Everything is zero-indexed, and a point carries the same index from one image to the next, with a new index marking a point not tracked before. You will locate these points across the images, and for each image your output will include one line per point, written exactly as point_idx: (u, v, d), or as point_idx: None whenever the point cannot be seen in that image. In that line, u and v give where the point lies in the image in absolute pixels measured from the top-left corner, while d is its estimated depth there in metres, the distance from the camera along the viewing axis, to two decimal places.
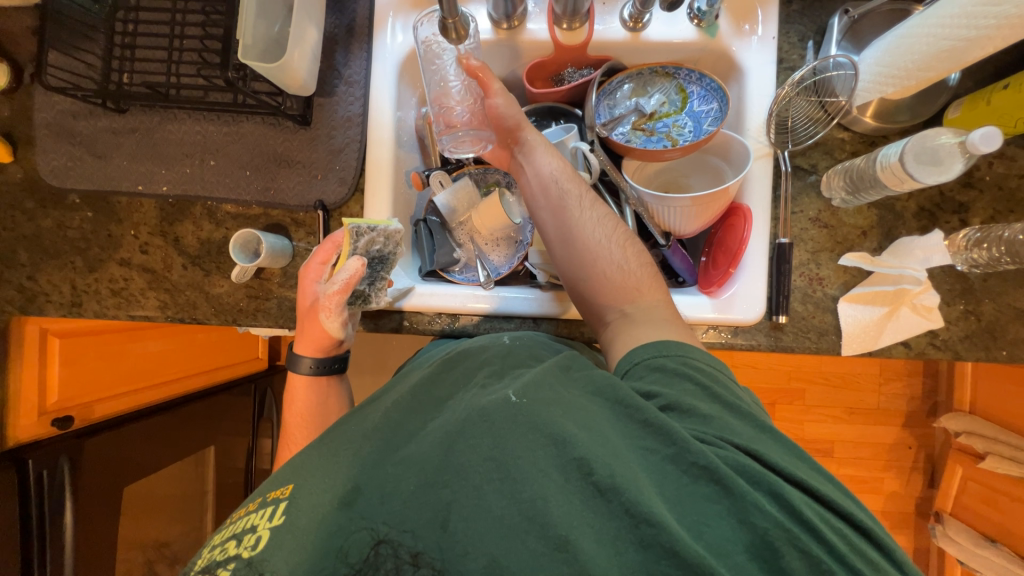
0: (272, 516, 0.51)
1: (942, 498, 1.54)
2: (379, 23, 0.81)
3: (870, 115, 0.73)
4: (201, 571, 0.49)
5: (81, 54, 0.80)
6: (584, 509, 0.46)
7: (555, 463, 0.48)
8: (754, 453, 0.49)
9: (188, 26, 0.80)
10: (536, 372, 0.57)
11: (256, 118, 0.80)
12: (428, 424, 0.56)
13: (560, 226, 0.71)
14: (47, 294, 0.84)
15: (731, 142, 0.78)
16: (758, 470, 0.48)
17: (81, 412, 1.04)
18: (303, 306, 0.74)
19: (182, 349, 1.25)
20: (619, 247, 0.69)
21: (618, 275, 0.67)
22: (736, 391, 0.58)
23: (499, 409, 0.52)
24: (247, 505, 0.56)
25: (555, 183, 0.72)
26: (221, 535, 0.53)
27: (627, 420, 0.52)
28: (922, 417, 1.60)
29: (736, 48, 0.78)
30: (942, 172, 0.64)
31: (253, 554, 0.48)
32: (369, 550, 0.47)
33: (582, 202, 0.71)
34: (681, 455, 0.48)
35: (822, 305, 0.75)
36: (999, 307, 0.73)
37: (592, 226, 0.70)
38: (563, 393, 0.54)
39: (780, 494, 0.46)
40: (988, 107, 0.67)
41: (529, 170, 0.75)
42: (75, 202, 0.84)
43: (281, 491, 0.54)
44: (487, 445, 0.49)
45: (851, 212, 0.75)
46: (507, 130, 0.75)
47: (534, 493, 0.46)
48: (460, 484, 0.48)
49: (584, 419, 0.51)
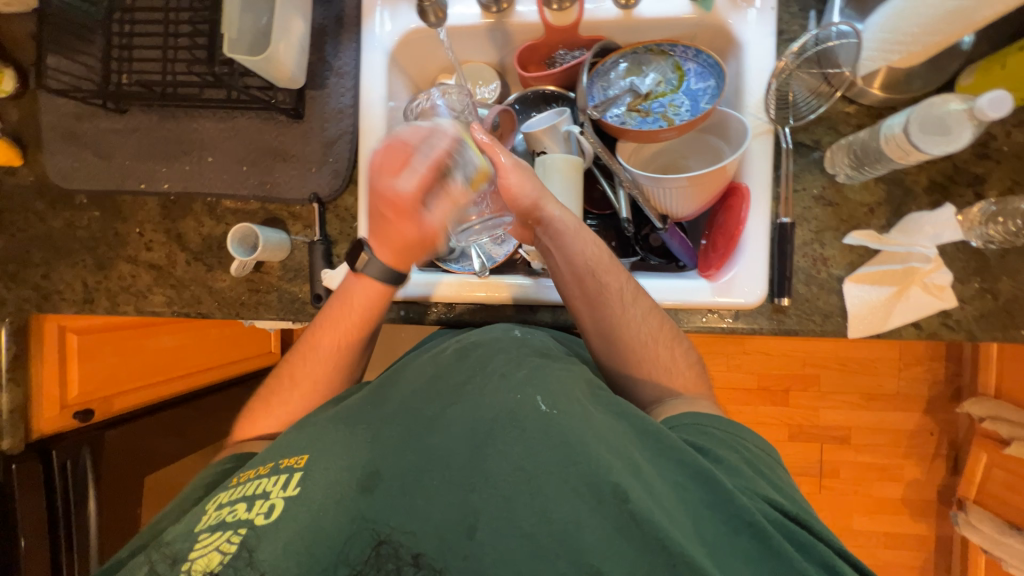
0: (285, 485, 0.52)
1: (965, 485, 1.49)
2: (367, 12, 0.81)
3: (876, 87, 0.70)
4: (210, 528, 0.50)
5: (81, 57, 0.82)
6: (619, 539, 0.45)
7: (591, 489, 0.47)
8: (799, 519, 0.51)
9: (180, 24, 0.81)
10: (573, 389, 0.56)
11: (250, 113, 0.81)
12: (449, 412, 0.55)
13: (598, 317, 0.69)
14: (61, 292, 0.87)
15: (728, 119, 0.76)
16: (806, 536, 0.48)
17: (100, 406, 1.08)
18: (385, 213, 0.64)
19: (195, 343, 1.28)
20: (662, 341, 0.68)
21: (661, 372, 0.68)
22: (773, 463, 0.59)
23: (537, 425, 0.51)
24: (257, 468, 0.57)
25: (594, 276, 0.69)
26: (229, 495, 0.54)
27: (661, 456, 0.52)
28: (945, 402, 1.54)
29: (731, 21, 0.75)
30: (950, 142, 0.61)
31: (266, 522, 0.49)
32: (370, 551, 0.47)
33: (623, 296, 0.69)
34: (726, 504, 0.48)
35: (826, 286, 0.72)
36: (1018, 284, 0.69)
37: (631, 316, 0.68)
38: (593, 413, 0.54)
39: (831, 564, 0.47)
40: (1003, 71, 0.63)
41: (564, 258, 0.69)
42: (82, 202, 0.86)
43: (294, 460, 0.55)
44: (517, 454, 0.49)
45: (857, 188, 0.72)
46: (524, 211, 0.68)
47: (565, 516, 0.46)
48: (488, 491, 0.48)
49: (619, 447, 0.51)
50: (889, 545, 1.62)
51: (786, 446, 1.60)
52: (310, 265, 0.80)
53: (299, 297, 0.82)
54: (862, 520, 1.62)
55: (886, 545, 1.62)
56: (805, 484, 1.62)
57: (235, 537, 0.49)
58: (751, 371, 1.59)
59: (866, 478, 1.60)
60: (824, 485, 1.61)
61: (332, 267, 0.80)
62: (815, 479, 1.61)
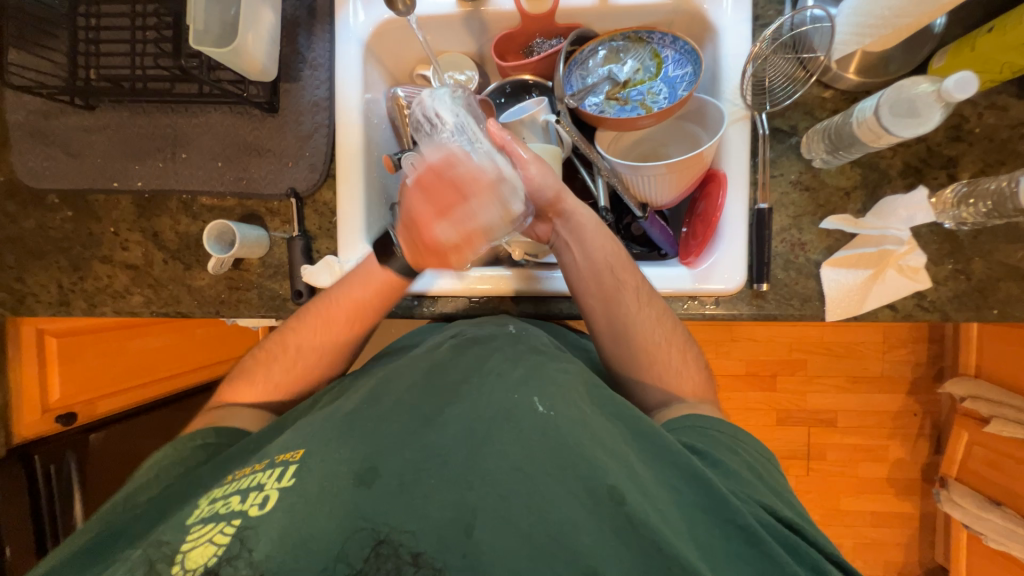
0: (280, 477, 0.50)
1: (947, 463, 1.52)
2: (340, 2, 0.79)
3: (853, 71, 0.70)
4: (202, 520, 0.48)
5: (45, 52, 0.80)
6: (615, 540, 0.45)
7: (586, 490, 0.47)
8: (795, 527, 0.50)
9: (147, 17, 0.79)
10: (570, 391, 0.56)
11: (223, 108, 0.80)
12: (447, 412, 0.54)
13: (612, 318, 0.68)
14: (36, 294, 0.85)
15: (706, 106, 0.76)
16: (799, 542, 0.48)
17: (83, 409, 1.08)
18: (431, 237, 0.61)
19: (180, 344, 1.26)
20: (675, 346, 0.68)
21: (672, 375, 0.67)
22: (772, 468, 0.59)
23: (535, 428, 0.50)
24: (254, 463, 0.55)
25: (612, 274, 0.68)
26: (223, 490, 0.52)
27: (660, 459, 0.52)
28: (928, 383, 1.58)
29: (707, 6, 0.74)
30: (919, 124, 0.60)
31: (260, 513, 0.47)
32: (369, 550, 0.45)
33: (639, 296, 0.68)
34: (720, 509, 0.48)
35: (805, 271, 0.73)
36: (990, 265, 0.70)
37: (646, 321, 0.67)
38: (590, 414, 0.54)
39: (820, 569, 0.47)
40: (972, 53, 0.63)
41: (583, 253, 0.70)
42: (54, 202, 0.84)
43: (290, 454, 0.53)
44: (515, 454, 0.49)
45: (833, 172, 0.73)
46: (547, 203, 0.69)
47: (562, 517, 0.45)
48: (485, 490, 0.47)
49: (615, 449, 0.51)
50: (875, 523, 1.66)
51: (774, 431, 1.63)
52: (290, 262, 0.80)
53: (279, 294, 0.81)
54: (849, 500, 1.65)
55: (872, 523, 1.66)
56: (793, 467, 1.64)
57: (229, 529, 0.47)
58: (739, 358, 1.61)
59: (852, 460, 1.63)
60: (812, 467, 1.64)
61: (312, 263, 0.80)
62: (803, 462, 1.64)
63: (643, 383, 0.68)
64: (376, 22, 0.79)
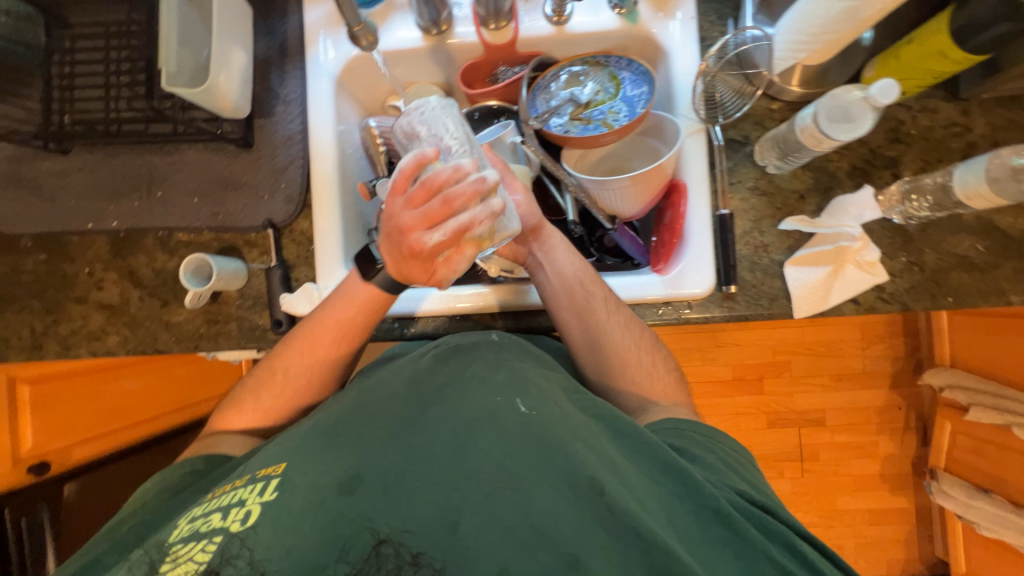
0: (263, 492, 0.50)
1: (935, 454, 1.54)
2: (311, 40, 0.83)
3: (796, 83, 0.75)
4: (182, 539, 0.49)
5: (19, 101, 0.81)
6: (598, 531, 0.46)
7: (568, 482, 0.48)
8: (768, 509, 0.51)
9: (121, 63, 0.81)
10: (553, 393, 0.56)
11: (198, 146, 0.82)
12: (429, 414, 0.55)
13: (586, 330, 0.70)
14: (7, 340, 0.83)
15: (663, 121, 0.80)
16: (771, 521, 0.49)
17: (58, 457, 1.05)
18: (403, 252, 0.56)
19: (160, 386, 1.22)
20: (647, 353, 0.70)
21: (644, 379, 0.69)
22: (749, 465, 0.60)
23: (517, 428, 0.51)
24: (234, 479, 0.54)
25: (582, 286, 0.71)
26: (203, 507, 0.52)
27: (639, 451, 0.53)
28: (908, 375, 1.61)
29: (656, 30, 0.80)
30: (854, 129, 0.65)
31: (243, 528, 0.48)
32: (370, 549, 0.46)
33: (609, 304, 0.70)
34: (696, 496, 0.49)
35: (770, 271, 0.76)
36: (941, 255, 0.74)
37: (620, 331, 0.69)
38: (571, 413, 0.54)
39: (792, 545, 0.48)
40: (897, 62, 0.69)
41: (552, 270, 0.72)
42: (27, 246, 0.84)
43: (272, 468, 0.53)
44: (497, 453, 0.49)
45: (786, 177, 0.77)
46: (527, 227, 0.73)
47: (545, 509, 0.46)
48: (470, 488, 0.48)
49: (595, 444, 0.51)
50: (873, 521, 1.66)
51: (765, 434, 1.64)
52: (269, 292, 0.80)
53: (258, 325, 0.81)
54: (845, 499, 1.65)
55: (869, 521, 1.66)
56: (787, 469, 1.65)
57: (211, 546, 0.47)
58: (725, 363, 1.63)
59: (844, 457, 1.64)
60: (806, 468, 1.65)
61: (291, 291, 0.81)
62: (797, 463, 1.65)
63: (623, 389, 0.69)
64: (347, 57, 0.83)
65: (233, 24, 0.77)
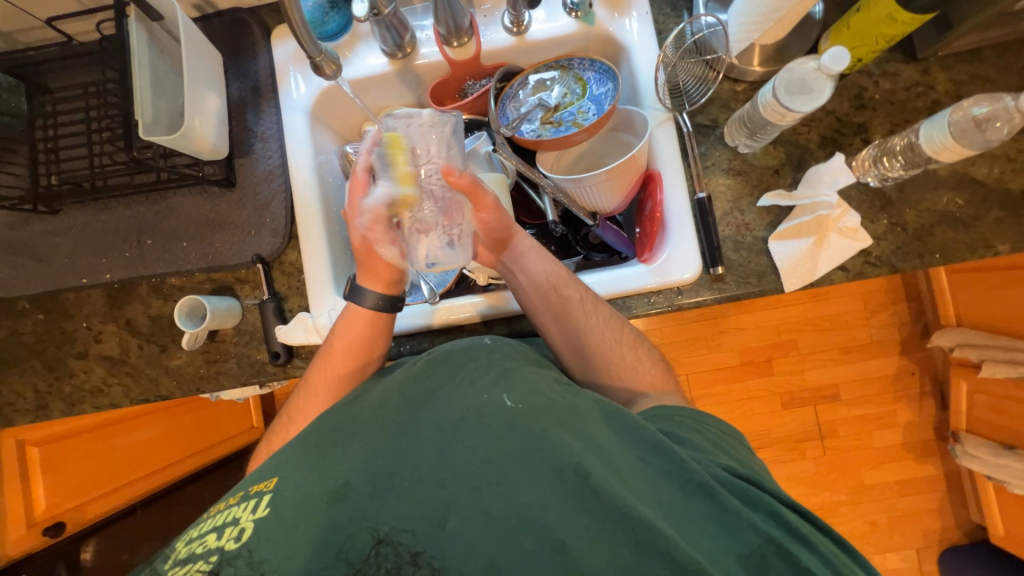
0: (256, 508, 0.52)
1: (955, 416, 1.51)
2: (282, 78, 0.85)
3: (756, 64, 0.77)
4: (179, 563, 0.49)
5: (7, 168, 0.83)
6: (583, 515, 0.45)
7: (551, 468, 0.47)
8: (756, 481, 0.51)
9: (102, 120, 0.84)
10: (542, 383, 0.56)
11: (183, 191, 0.83)
12: (419, 417, 0.55)
13: (566, 332, 0.70)
14: (13, 403, 0.84)
15: (632, 115, 0.82)
16: (755, 491, 0.49)
17: (72, 516, 1.05)
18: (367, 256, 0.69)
19: (171, 435, 1.23)
20: (628, 349, 0.70)
21: (629, 373, 0.69)
22: (738, 445, 0.59)
23: (503, 422, 0.51)
24: (227, 499, 0.55)
25: (557, 290, 0.70)
26: (198, 529, 0.53)
27: (625, 432, 0.52)
28: (916, 340, 1.60)
29: (614, 29, 0.82)
30: (814, 99, 0.66)
31: (239, 544, 0.49)
32: (370, 550, 0.47)
33: (586, 305, 0.70)
34: (680, 472, 0.49)
35: (754, 248, 0.77)
36: (921, 213, 0.75)
37: (600, 330, 0.69)
38: (559, 400, 0.54)
39: (776, 512, 0.47)
40: (850, 31, 0.71)
41: (526, 275, 0.72)
42: (25, 308, 0.85)
43: (264, 484, 0.54)
44: (484, 447, 0.49)
45: (758, 154, 0.78)
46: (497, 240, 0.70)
47: (530, 497, 0.46)
48: (457, 484, 0.48)
49: (581, 429, 0.51)
50: (903, 492, 1.62)
51: (782, 415, 1.62)
52: (264, 326, 0.81)
53: (257, 359, 0.81)
54: (871, 473, 1.62)
55: (899, 493, 1.62)
56: (808, 448, 1.62)
57: (208, 565, 0.48)
58: (732, 348, 1.62)
59: (864, 430, 1.62)
60: (827, 445, 1.62)
61: (285, 322, 0.81)
62: (817, 441, 1.62)
63: (622, 383, 0.69)
64: (318, 90, 0.85)
65: (204, 70, 0.79)
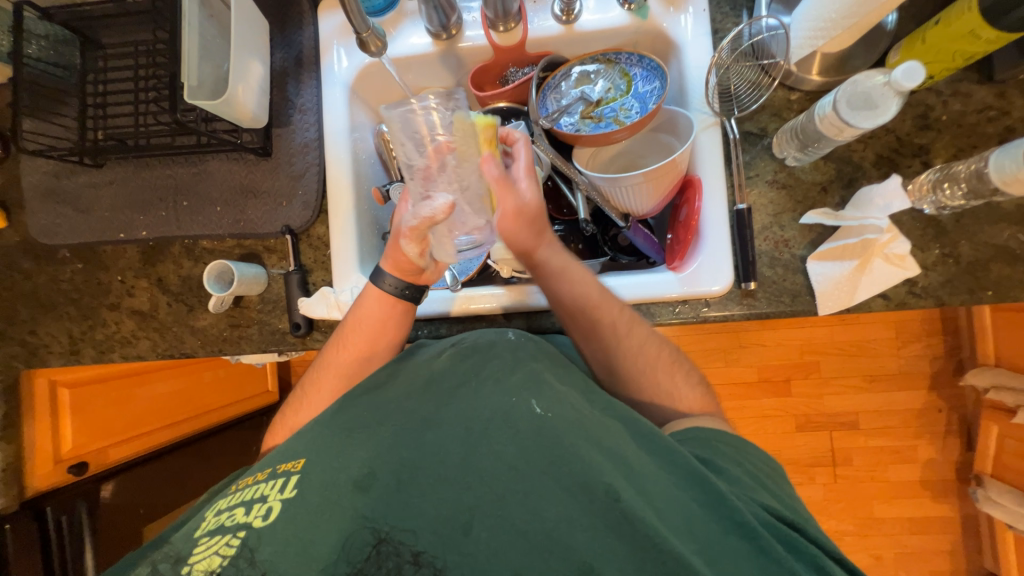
0: (283, 488, 0.52)
1: (980, 459, 1.44)
2: (325, 51, 0.85)
3: (815, 72, 0.73)
4: (209, 532, 0.51)
5: (57, 119, 0.86)
6: (613, 539, 0.45)
7: (581, 487, 0.47)
8: (794, 525, 0.50)
9: (149, 79, 0.85)
10: (570, 395, 0.56)
11: (221, 156, 0.85)
12: (444, 413, 0.55)
13: (597, 350, 0.69)
14: (48, 345, 0.88)
15: (676, 117, 0.79)
16: (795, 537, 0.47)
17: (94, 458, 1.10)
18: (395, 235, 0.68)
19: (188, 389, 1.28)
20: (655, 361, 0.68)
21: (652, 384, 0.67)
22: (777, 477, 0.57)
23: (532, 429, 0.51)
24: (256, 474, 0.57)
25: (591, 312, 0.67)
26: (228, 500, 0.54)
27: (657, 455, 0.52)
28: (948, 376, 1.53)
29: (667, 25, 0.79)
30: (877, 115, 0.62)
31: (263, 524, 0.49)
32: (370, 549, 0.46)
33: (618, 329, 0.67)
34: (715, 506, 0.48)
35: (791, 267, 0.74)
36: (978, 246, 0.70)
37: (633, 357, 0.67)
38: (589, 415, 0.53)
39: (819, 565, 0.46)
40: (924, 45, 0.66)
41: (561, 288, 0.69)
42: (65, 256, 0.89)
43: (292, 464, 0.54)
44: (511, 455, 0.49)
45: (807, 168, 0.75)
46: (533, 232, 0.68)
47: (558, 514, 0.46)
48: (483, 490, 0.48)
49: (611, 447, 0.50)
50: (914, 530, 1.57)
51: (795, 438, 1.58)
52: (287, 296, 0.82)
53: (278, 328, 0.83)
54: (882, 506, 1.57)
55: (910, 530, 1.57)
56: (818, 474, 1.58)
57: (235, 540, 0.49)
58: (750, 364, 1.58)
59: (880, 462, 1.56)
60: (839, 473, 1.58)
61: (308, 295, 0.82)
62: (829, 468, 1.58)
63: (640, 389, 0.68)
64: (360, 65, 0.84)
65: (250, 37, 0.79)
